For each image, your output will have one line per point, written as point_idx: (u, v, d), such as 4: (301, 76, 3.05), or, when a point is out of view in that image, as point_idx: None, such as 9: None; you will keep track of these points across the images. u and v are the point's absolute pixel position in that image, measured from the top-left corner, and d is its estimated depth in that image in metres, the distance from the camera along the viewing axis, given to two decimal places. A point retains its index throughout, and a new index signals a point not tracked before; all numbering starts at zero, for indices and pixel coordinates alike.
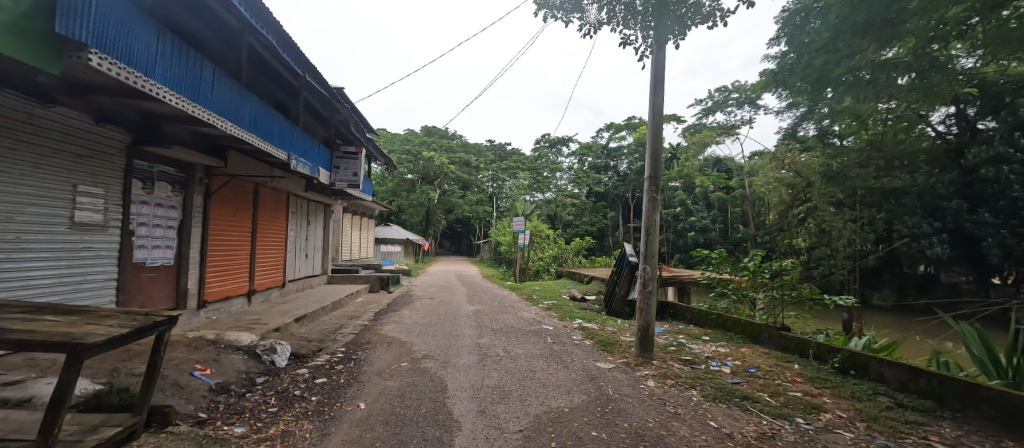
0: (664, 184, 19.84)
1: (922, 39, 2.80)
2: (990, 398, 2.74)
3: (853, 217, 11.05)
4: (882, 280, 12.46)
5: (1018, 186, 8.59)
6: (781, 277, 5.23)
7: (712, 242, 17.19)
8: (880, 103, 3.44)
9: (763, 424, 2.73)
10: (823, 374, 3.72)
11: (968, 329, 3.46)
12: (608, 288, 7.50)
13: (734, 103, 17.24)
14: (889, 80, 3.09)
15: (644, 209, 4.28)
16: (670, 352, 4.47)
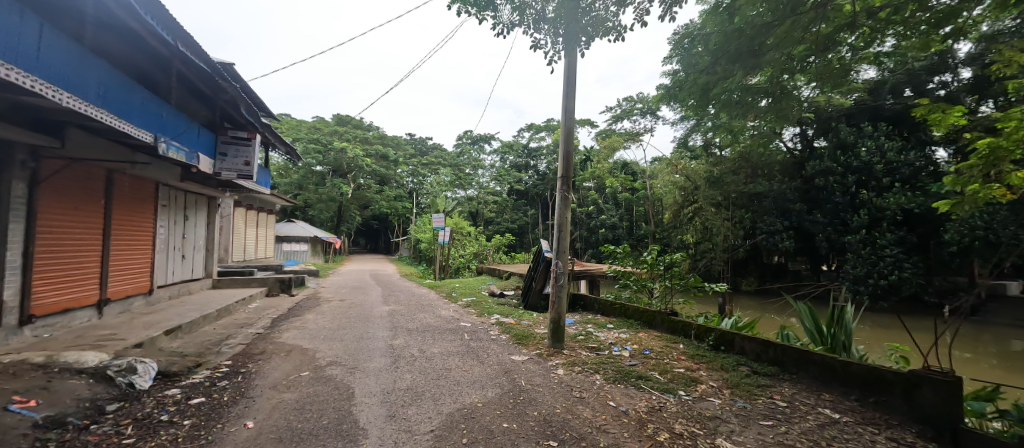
0: (579, 184, 21.11)
1: (776, 69, 3.36)
2: (815, 362, 3.44)
3: (728, 217, 12.98)
4: (748, 269, 14.86)
5: (838, 193, 10.92)
6: (672, 269, 5.94)
7: (620, 238, 18.82)
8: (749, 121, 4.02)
9: (652, 399, 3.08)
10: (701, 351, 4.32)
11: (803, 307, 4.28)
12: (526, 283, 7.75)
13: (639, 112, 19.04)
14: (753, 102, 3.64)
15: (558, 208, 4.47)
16: (579, 341, 4.79)
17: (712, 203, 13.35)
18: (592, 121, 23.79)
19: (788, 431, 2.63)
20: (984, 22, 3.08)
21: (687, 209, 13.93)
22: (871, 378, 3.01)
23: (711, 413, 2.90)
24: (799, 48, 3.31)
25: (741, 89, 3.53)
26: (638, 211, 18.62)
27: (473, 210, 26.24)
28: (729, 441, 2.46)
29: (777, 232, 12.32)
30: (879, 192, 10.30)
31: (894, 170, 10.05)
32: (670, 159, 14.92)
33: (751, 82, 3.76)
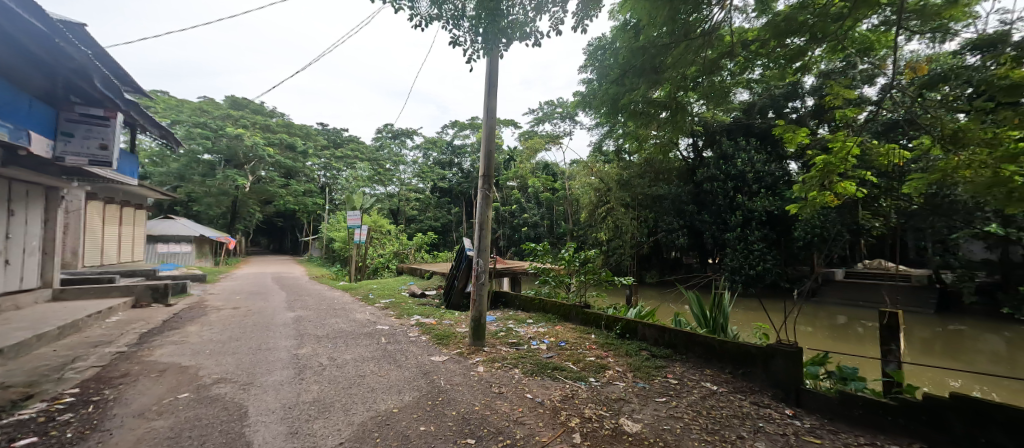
0: (503, 184, 21.43)
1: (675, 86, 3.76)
2: (699, 343, 3.96)
3: (635, 216, 14.26)
4: (651, 264, 16.51)
5: (721, 196, 12.68)
6: (587, 264, 6.34)
7: (541, 235, 19.49)
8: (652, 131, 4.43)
9: (566, 388, 3.27)
10: (610, 339, 4.69)
11: (692, 296, 4.89)
12: (448, 282, 7.63)
13: (559, 116, 19.96)
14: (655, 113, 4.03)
15: (479, 207, 4.48)
16: (499, 337, 4.86)
17: (622, 204, 14.53)
18: (515, 122, 24.29)
19: (678, 405, 3.01)
20: (822, 61, 3.81)
21: (601, 209, 14.99)
22: (741, 353, 3.56)
23: (616, 395, 3.17)
24: (693, 68, 3.73)
25: (646, 102, 3.88)
26: (557, 210, 19.52)
27: (393, 207, 25.05)
28: (630, 420, 2.72)
29: (674, 230, 13.89)
30: (750, 196, 12.19)
31: (761, 178, 11.99)
32: (587, 162, 15.89)
33: (654, 95, 4.14)
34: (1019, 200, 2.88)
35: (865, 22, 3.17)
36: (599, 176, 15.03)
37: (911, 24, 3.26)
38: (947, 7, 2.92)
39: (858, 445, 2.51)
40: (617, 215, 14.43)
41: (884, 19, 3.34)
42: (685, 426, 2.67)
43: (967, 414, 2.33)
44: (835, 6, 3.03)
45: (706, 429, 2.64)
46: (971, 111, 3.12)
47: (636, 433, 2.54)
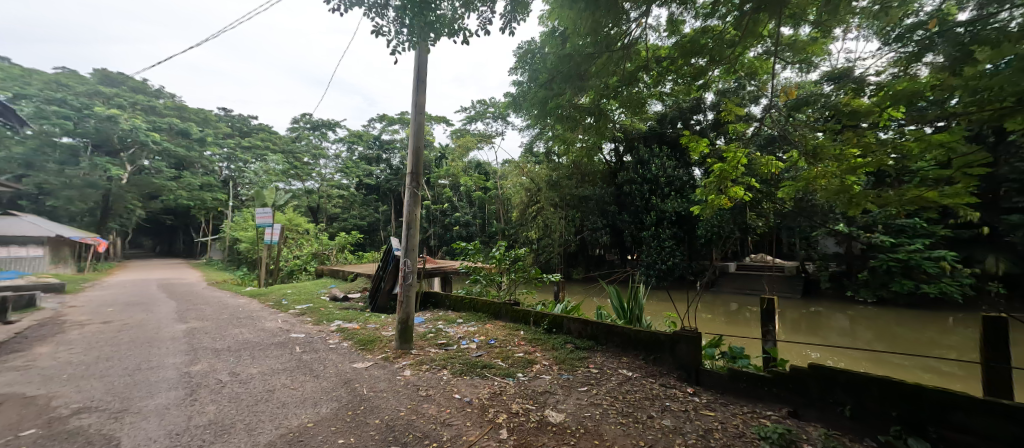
0: (434, 182, 20.94)
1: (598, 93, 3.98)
2: (618, 333, 4.26)
3: (563, 216, 14.87)
4: (577, 261, 17.37)
5: (638, 197, 13.78)
6: (517, 262, 6.45)
7: (473, 235, 19.31)
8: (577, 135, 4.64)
9: (494, 385, 3.30)
10: (538, 335, 4.84)
11: (613, 290, 5.25)
12: (374, 283, 7.25)
13: (491, 116, 20.04)
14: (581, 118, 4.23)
15: (407, 206, 4.32)
16: (429, 339, 4.74)
17: (551, 204, 15.03)
18: (447, 119, 23.87)
19: (598, 392, 3.21)
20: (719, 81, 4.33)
21: (531, 209, 15.37)
22: (652, 340, 3.92)
23: (542, 388, 3.28)
24: (614, 78, 3.98)
25: (572, 107, 4.05)
26: (489, 209, 19.59)
27: (312, 205, 23.08)
28: (554, 411, 2.84)
29: (598, 229, 14.78)
30: (663, 198, 13.41)
31: (671, 182, 13.25)
32: (519, 162, 16.15)
33: (579, 101, 4.32)
34: (856, 204, 3.56)
35: (751, 49, 3.66)
36: (530, 176, 15.41)
37: (785, 55, 3.84)
38: (810, 43, 3.50)
39: (742, 414, 2.91)
40: (546, 215, 14.91)
41: (766, 49, 3.89)
42: (604, 411, 2.86)
43: (820, 380, 2.83)
44: (728, 33, 3.46)
45: (622, 413, 2.86)
46: (827, 131, 3.76)
47: (560, 422, 2.66)
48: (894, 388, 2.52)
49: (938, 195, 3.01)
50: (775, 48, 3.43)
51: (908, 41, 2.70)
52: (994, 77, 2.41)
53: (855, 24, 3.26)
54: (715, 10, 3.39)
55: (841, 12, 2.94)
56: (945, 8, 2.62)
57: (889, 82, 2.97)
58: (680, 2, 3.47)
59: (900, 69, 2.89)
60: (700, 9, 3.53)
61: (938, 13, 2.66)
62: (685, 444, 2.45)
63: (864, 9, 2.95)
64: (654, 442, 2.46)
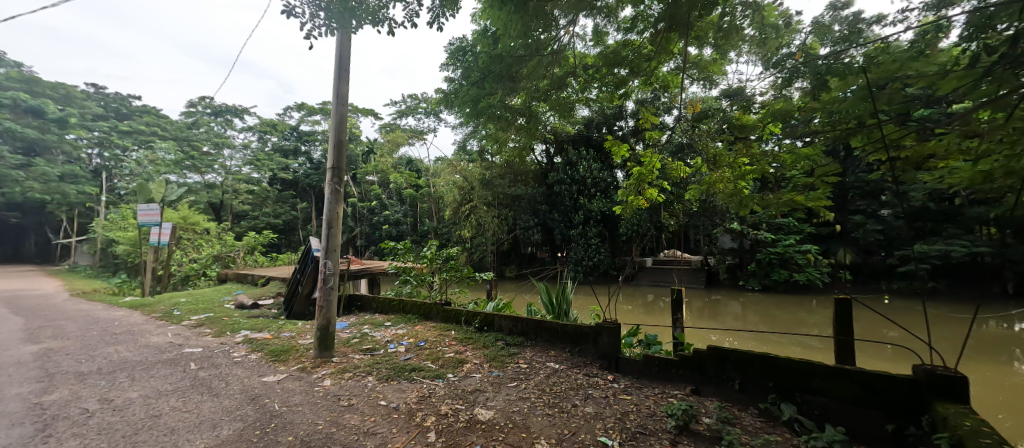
0: (361, 178, 19.78)
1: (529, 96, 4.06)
2: (547, 328, 4.41)
3: (496, 215, 14.99)
4: (510, 259, 17.59)
5: (567, 197, 14.41)
6: (450, 261, 6.36)
7: (403, 234, 18.32)
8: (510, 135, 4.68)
9: (423, 388, 3.22)
10: (469, 334, 4.81)
11: (543, 286, 5.42)
12: (289, 288, 6.62)
13: (423, 112, 19.45)
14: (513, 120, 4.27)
15: (326, 205, 4.01)
16: (352, 345, 4.45)
17: (485, 202, 15.03)
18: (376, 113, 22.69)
19: (526, 386, 3.30)
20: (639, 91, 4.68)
21: (464, 207, 15.26)
22: (578, 333, 4.13)
23: (472, 387, 3.28)
24: (545, 81, 4.10)
25: (504, 107, 4.05)
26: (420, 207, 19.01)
27: (213, 201, 20.35)
28: (484, 408, 2.85)
29: (530, 227, 15.16)
30: (589, 199, 14.19)
31: (597, 183, 14.07)
32: (452, 160, 15.86)
33: (511, 101, 4.38)
34: (746, 206, 4.11)
35: (665, 64, 4.02)
36: (463, 174, 15.30)
37: (692, 72, 4.28)
38: (711, 63, 3.96)
39: (654, 395, 3.21)
40: (479, 213, 14.90)
41: (677, 66, 4.31)
42: (532, 405, 2.95)
43: (717, 360, 3.23)
44: (645, 48, 3.76)
45: (548, 405, 2.97)
46: (725, 142, 4.26)
47: (489, 419, 2.68)
48: (771, 363, 2.97)
49: (805, 199, 3.60)
50: (684, 65, 3.81)
51: (783, 69, 3.18)
52: (843, 102, 2.94)
53: (746, 50, 3.75)
54: (634, 25, 3.66)
55: (735, 38, 3.37)
56: (810, 43, 3.14)
57: (771, 102, 3.47)
58: (603, 15, 3.69)
59: (779, 91, 3.40)
60: (621, 23, 3.79)
61: (805, 47, 3.17)
62: (605, 428, 2.63)
63: (752, 37, 3.41)
64: (578, 429, 2.60)
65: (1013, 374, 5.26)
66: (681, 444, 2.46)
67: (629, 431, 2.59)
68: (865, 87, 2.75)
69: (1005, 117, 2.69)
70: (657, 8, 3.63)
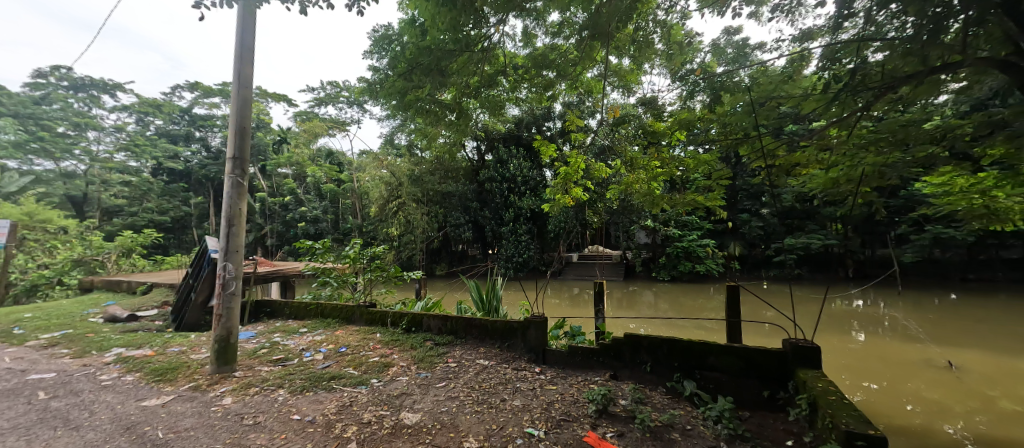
0: (273, 171, 17.81)
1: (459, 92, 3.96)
2: (476, 325, 4.41)
3: (426, 212, 14.53)
4: (441, 257, 17.19)
5: (498, 195, 14.53)
6: (375, 261, 6.04)
7: (323, 232, 16.47)
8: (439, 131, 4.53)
9: (344, 396, 3.02)
10: (395, 336, 4.60)
11: (473, 283, 5.40)
12: (179, 296, 5.74)
13: (345, 101, 18.11)
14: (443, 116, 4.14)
15: (225, 201, 3.53)
16: (259, 356, 4.00)
17: (414, 199, 14.47)
18: (289, 99, 20.57)
19: (455, 386, 3.26)
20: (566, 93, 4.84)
21: (392, 204, 14.51)
22: (506, 328, 4.20)
23: (398, 391, 3.15)
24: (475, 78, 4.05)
25: (433, 102, 3.90)
26: (342, 203, 17.67)
27: (71, 194, 16.31)
28: (410, 412, 2.77)
29: (460, 225, 14.99)
30: (519, 196, 14.46)
31: (527, 182, 14.40)
32: (378, 154, 14.99)
33: (441, 96, 4.24)
34: (658, 205, 4.51)
35: (589, 71, 4.24)
36: (390, 169, 14.55)
37: (612, 80, 4.57)
38: (628, 73, 4.25)
39: (577, 383, 3.38)
40: (408, 210, 14.31)
41: (600, 72, 4.54)
42: (461, 403, 2.93)
43: (633, 345, 3.52)
44: (570, 53, 3.93)
45: (477, 402, 2.98)
46: (640, 146, 4.63)
47: (416, 423, 2.61)
48: (677, 345, 3.32)
49: (705, 199, 4.06)
50: (606, 73, 4.05)
51: (686, 83, 3.56)
52: (732, 116, 3.39)
53: (658, 64, 4.12)
54: (561, 30, 3.80)
55: (648, 52, 3.69)
56: (708, 62, 3.56)
57: (677, 112, 3.86)
58: (533, 17, 3.76)
59: (684, 103, 3.79)
60: (549, 27, 3.91)
61: (704, 65, 3.59)
62: (531, 419, 2.71)
63: (662, 52, 3.77)
64: (506, 423, 2.65)
65: (851, 342, 6.55)
66: (601, 427, 2.63)
67: (554, 419, 2.71)
68: (749, 103, 3.19)
69: (847, 135, 3.32)
70: (581, 16, 3.82)
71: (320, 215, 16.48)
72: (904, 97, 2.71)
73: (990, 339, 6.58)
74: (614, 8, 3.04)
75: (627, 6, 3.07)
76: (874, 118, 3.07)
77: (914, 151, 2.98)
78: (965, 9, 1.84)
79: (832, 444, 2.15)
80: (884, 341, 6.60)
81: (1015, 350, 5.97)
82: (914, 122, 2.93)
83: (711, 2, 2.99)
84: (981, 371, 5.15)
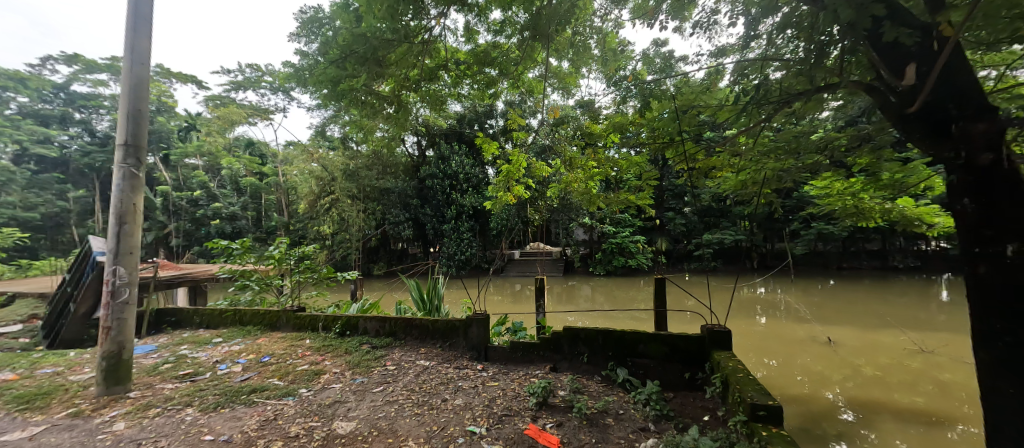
0: (178, 161, 15.39)
1: (397, 84, 3.76)
2: (416, 325, 4.29)
3: (362, 209, 13.78)
4: (379, 256, 16.46)
5: (440, 192, 14.25)
6: (304, 261, 5.62)
7: (242, 231, 14.82)
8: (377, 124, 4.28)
9: (267, 409, 2.76)
10: (327, 341, 4.31)
11: (413, 283, 5.24)
12: (55, 307, 4.85)
13: (268, 87, 16.52)
14: (380, 108, 3.91)
15: (115, 195, 3.04)
16: (162, 372, 3.51)
17: (349, 195, 13.68)
18: (200, 81, 18.22)
19: (394, 389, 3.14)
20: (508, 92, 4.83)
21: (323, 200, 13.52)
22: (448, 328, 4.14)
23: (331, 399, 2.96)
24: (414, 71, 3.90)
25: (370, 93, 3.67)
26: (266, 199, 16.14)
27: None
28: (344, 421, 2.61)
29: (400, 223, 14.45)
30: (461, 194, 14.30)
31: (469, 179, 14.29)
32: (307, 147, 13.92)
33: (378, 87, 4.02)
34: (594, 203, 4.72)
35: (530, 71, 4.29)
36: (322, 163, 13.56)
37: (552, 81, 4.67)
38: (567, 75, 4.39)
39: (519, 378, 3.43)
40: (342, 207, 13.45)
41: (541, 73, 4.62)
42: (400, 407, 2.83)
43: (571, 338, 3.66)
44: (512, 52, 3.95)
45: (418, 404, 2.90)
46: (578, 147, 4.80)
47: (351, 432, 2.47)
48: (611, 335, 3.52)
49: (636, 199, 4.34)
50: (546, 74, 4.14)
51: (620, 88, 3.74)
52: (659, 121, 3.64)
53: (595, 69, 4.29)
54: (502, 28, 3.80)
55: (585, 56, 3.83)
56: (639, 70, 3.78)
57: (612, 115, 4.06)
58: (474, 12, 3.71)
59: (617, 107, 4.00)
60: (490, 24, 3.89)
61: (635, 73, 3.81)
62: (473, 417, 2.69)
63: (598, 57, 3.94)
64: (447, 423, 2.60)
65: (755, 325, 7.44)
66: (541, 418, 2.70)
67: (496, 415, 2.72)
68: (674, 110, 3.45)
69: (753, 142, 3.73)
70: (523, 17, 3.85)
71: (239, 211, 14.85)
72: (797, 111, 3.11)
73: (858, 317, 7.85)
74: (554, 11, 3.10)
75: (566, 10, 3.15)
76: (775, 128, 3.49)
77: (804, 159, 3.45)
78: (841, 39, 2.15)
79: (741, 416, 2.43)
80: (780, 323, 7.58)
81: (876, 325, 7.19)
82: (804, 133, 3.39)
83: (642, 14, 3.18)
84: (851, 344, 6.13)
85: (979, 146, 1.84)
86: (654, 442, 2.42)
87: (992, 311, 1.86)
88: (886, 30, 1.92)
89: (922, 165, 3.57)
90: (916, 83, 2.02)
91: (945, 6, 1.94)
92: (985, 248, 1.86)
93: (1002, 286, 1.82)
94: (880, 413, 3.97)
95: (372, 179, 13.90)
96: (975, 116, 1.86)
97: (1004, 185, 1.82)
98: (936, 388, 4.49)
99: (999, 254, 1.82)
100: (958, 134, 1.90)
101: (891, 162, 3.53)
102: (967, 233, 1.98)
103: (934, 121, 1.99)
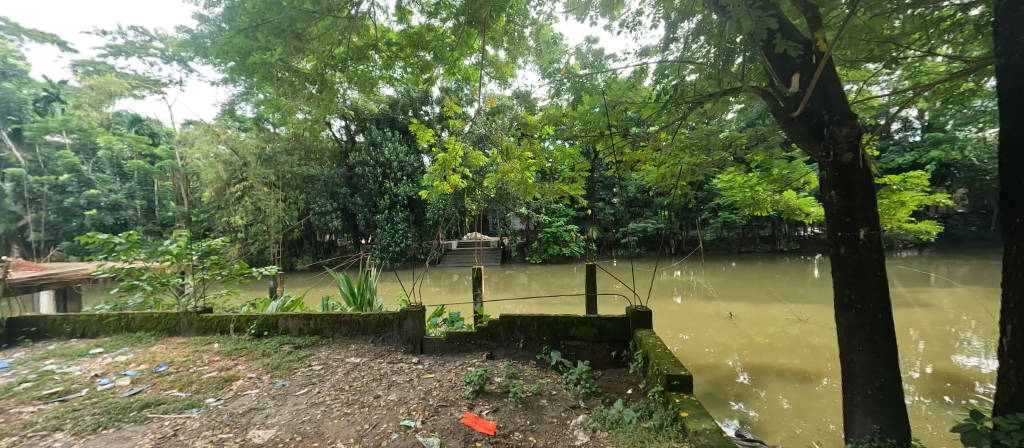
0: (34, 138, 12.50)
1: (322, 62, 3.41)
2: (346, 321, 4.06)
3: (280, 198, 12.63)
4: (303, 248, 15.28)
5: (372, 180, 13.46)
6: (210, 256, 4.95)
7: (129, 221, 12.86)
8: (298, 106, 3.86)
9: (165, 426, 2.42)
10: (241, 344, 3.89)
11: (342, 276, 4.92)
12: None
13: (158, 54, 14.08)
14: (301, 87, 3.50)
15: None
16: (18, 393, 2.90)
17: (265, 183, 12.48)
18: (62, 41, 14.99)
19: (320, 390, 2.95)
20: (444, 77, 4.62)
21: (233, 187, 12.09)
22: (380, 322, 3.98)
23: (247, 406, 2.70)
24: (341, 48, 3.56)
25: (288, 70, 3.27)
26: (159, 186, 13.98)
27: None
28: (262, 429, 2.40)
29: (327, 213, 13.44)
30: (395, 182, 13.66)
31: (403, 167, 13.68)
32: (212, 126, 12.26)
33: (299, 64, 3.62)
34: (529, 192, 4.82)
35: (465, 58, 4.17)
36: (231, 145, 12.09)
37: (489, 70, 4.59)
38: (502, 64, 4.36)
39: (455, 368, 3.41)
40: (257, 196, 12.19)
41: (478, 60, 4.49)
42: (327, 408, 2.66)
43: (507, 326, 3.74)
44: (447, 37, 3.80)
45: (348, 403, 2.75)
46: (514, 137, 4.80)
47: (270, 439, 2.28)
48: (545, 320, 3.66)
49: (568, 189, 4.53)
50: (482, 62, 4.04)
51: (553, 81, 3.81)
52: (590, 115, 3.78)
53: (530, 60, 4.29)
54: (437, 11, 3.60)
55: (521, 46, 3.80)
56: (572, 64, 3.85)
57: (547, 107, 4.11)
58: None
59: (551, 99, 4.06)
60: (425, 6, 3.67)
61: (568, 67, 3.86)
62: (409, 411, 2.63)
63: (533, 49, 3.96)
64: (379, 420, 2.51)
65: (673, 304, 8.22)
66: (477, 406, 2.72)
67: (432, 406, 2.69)
68: (603, 105, 3.64)
69: (671, 139, 4.05)
70: None
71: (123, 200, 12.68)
72: (708, 111, 3.46)
73: (753, 294, 9.05)
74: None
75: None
76: (689, 126, 3.81)
77: (713, 155, 3.84)
78: (742, 48, 2.40)
79: (658, 386, 2.66)
80: (693, 301, 8.47)
81: (765, 301, 8.31)
82: (713, 131, 3.79)
83: (574, 9, 3.26)
84: (747, 317, 7.04)
85: (843, 147, 2.19)
86: (584, 418, 2.58)
87: (847, 284, 2.26)
88: (778, 43, 2.19)
89: (802, 163, 4.11)
90: (799, 91, 2.33)
91: (821, 24, 2.27)
92: (846, 233, 2.24)
93: (857, 264, 2.21)
94: (767, 375, 4.64)
95: (293, 166, 12.88)
96: (842, 121, 2.20)
97: (859, 181, 2.21)
98: (809, 350, 5.36)
99: (854, 237, 2.21)
100: (829, 137, 2.24)
101: (779, 160, 4.08)
102: (832, 220, 2.36)
103: (812, 125, 2.31)
